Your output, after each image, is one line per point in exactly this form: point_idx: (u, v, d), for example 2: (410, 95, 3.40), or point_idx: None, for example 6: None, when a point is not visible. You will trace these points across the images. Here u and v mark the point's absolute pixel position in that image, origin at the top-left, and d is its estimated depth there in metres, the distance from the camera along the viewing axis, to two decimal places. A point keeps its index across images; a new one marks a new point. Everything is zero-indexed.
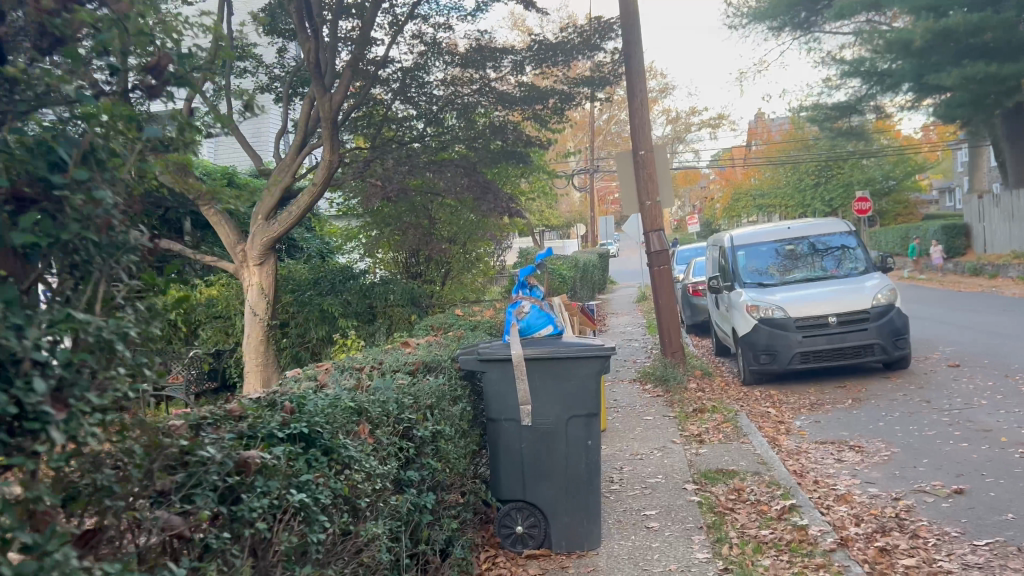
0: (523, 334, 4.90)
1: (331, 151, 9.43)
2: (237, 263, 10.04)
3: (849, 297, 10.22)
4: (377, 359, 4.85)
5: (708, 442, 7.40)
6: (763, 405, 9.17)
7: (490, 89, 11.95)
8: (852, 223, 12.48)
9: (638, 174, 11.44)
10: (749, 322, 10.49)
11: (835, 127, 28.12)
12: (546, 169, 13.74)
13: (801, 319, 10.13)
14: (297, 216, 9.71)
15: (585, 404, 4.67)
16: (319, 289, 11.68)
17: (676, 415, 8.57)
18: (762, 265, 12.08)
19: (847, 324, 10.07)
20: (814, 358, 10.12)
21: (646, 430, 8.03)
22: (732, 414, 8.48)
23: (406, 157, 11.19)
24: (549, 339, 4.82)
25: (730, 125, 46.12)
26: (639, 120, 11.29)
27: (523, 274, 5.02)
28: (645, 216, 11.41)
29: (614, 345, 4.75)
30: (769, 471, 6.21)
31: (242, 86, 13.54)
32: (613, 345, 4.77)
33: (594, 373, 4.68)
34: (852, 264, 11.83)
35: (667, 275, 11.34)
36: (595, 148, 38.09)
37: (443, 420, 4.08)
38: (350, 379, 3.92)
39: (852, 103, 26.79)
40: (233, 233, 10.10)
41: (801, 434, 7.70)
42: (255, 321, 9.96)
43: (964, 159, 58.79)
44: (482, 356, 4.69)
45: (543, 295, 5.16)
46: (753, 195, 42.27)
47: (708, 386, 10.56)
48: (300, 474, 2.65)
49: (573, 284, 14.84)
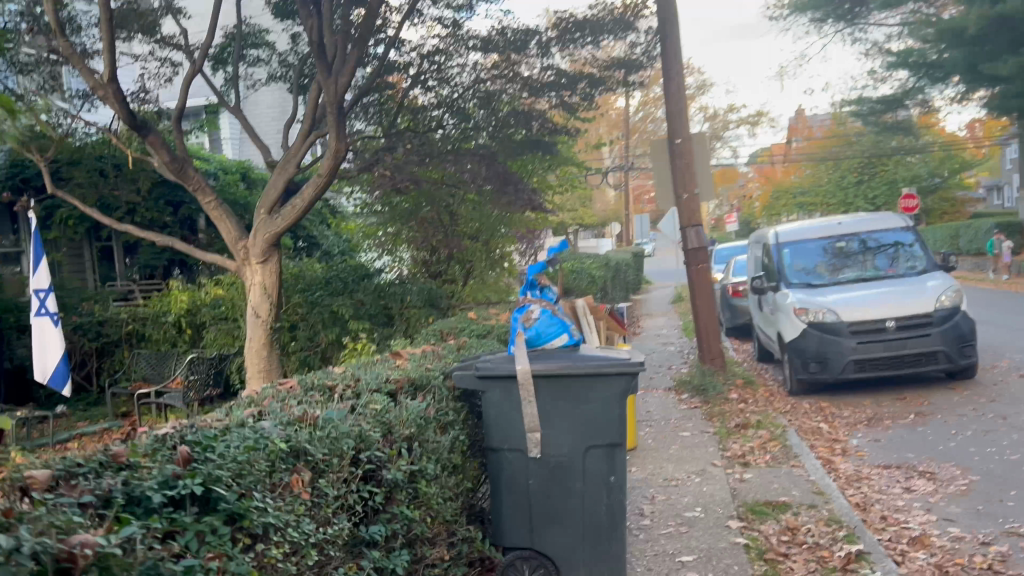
0: (531, 346, 4.04)
1: (338, 138, 8.62)
2: (238, 261, 9.33)
3: (908, 299, 9.22)
4: (357, 373, 4.04)
5: (754, 465, 6.50)
6: (814, 419, 8.23)
7: (515, 74, 11.11)
8: (910, 218, 11.43)
9: (674, 165, 10.53)
10: (797, 327, 9.56)
11: (880, 122, 26.82)
12: (575, 163, 12.86)
13: (854, 324, 9.16)
14: (301, 210, 8.94)
15: (606, 433, 3.82)
16: (330, 289, 10.94)
17: (717, 431, 7.66)
18: (809, 264, 11.10)
19: (907, 329, 9.08)
20: (869, 366, 9.13)
21: (683, 449, 7.13)
22: (780, 430, 7.57)
23: (422, 146, 10.38)
24: (563, 353, 3.96)
25: (770, 122, 44.80)
26: (675, 106, 10.38)
27: (532, 273, 4.14)
28: (682, 210, 10.50)
29: (642, 360, 3.89)
30: (827, 504, 5.31)
31: (256, 75, 12.89)
32: (642, 361, 3.90)
33: (618, 395, 3.82)
34: (909, 262, 10.79)
35: (706, 274, 10.42)
36: (629, 145, 37.16)
37: (423, 456, 3.27)
38: (306, 404, 3.14)
39: (900, 95, 25.45)
40: (235, 227, 9.38)
41: (860, 456, 6.76)
42: (258, 324, 9.24)
43: (1012, 156, 56.62)
44: (480, 371, 3.84)
45: (556, 297, 4.28)
46: (794, 193, 40.90)
47: (751, 397, 9.62)
48: (180, 561, 1.89)
49: (604, 284, 13.95)
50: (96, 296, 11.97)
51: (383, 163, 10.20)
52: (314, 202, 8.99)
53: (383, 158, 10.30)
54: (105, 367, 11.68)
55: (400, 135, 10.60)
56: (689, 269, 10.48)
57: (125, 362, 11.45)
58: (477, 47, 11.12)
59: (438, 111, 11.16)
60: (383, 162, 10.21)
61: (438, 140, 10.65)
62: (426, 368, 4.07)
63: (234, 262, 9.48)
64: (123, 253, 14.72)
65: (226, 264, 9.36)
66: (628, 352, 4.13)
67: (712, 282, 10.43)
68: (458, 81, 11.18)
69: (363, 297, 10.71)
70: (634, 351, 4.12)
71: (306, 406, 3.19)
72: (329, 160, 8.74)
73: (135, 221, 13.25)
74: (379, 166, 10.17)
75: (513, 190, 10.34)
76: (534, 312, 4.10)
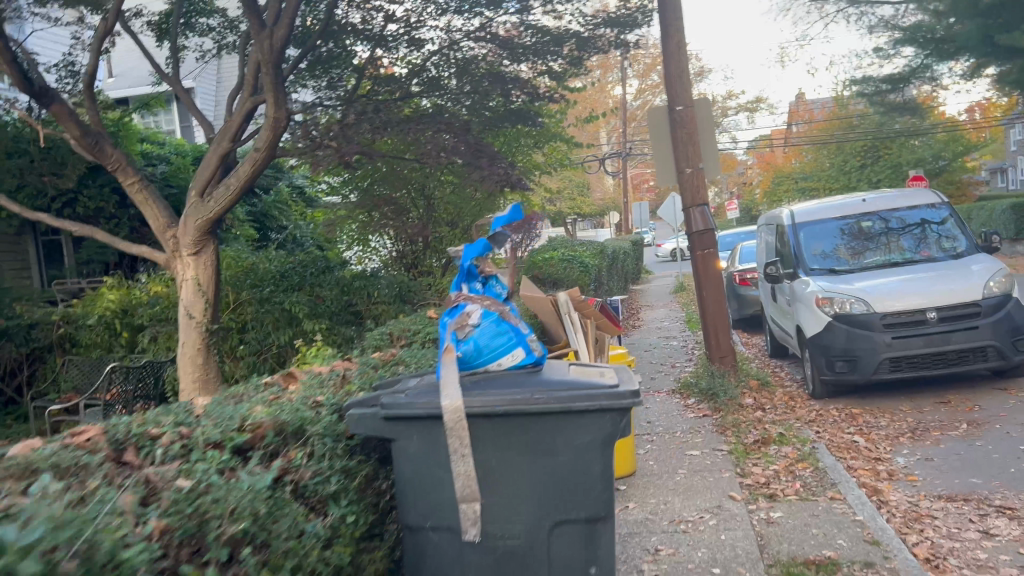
0: (467, 367, 2.65)
1: (276, 105, 7.31)
2: (168, 253, 7.96)
3: (950, 287, 7.89)
4: (210, 411, 2.71)
5: (782, 498, 5.17)
6: (847, 431, 6.91)
7: (492, 34, 9.94)
8: (943, 193, 10.06)
9: (675, 135, 9.17)
10: (821, 320, 8.22)
11: (885, 103, 25.00)
12: (563, 140, 11.45)
13: (888, 316, 7.82)
14: (237, 190, 7.59)
15: (580, 503, 2.48)
16: (284, 283, 9.54)
17: (732, 449, 6.35)
18: (828, 247, 9.75)
19: (951, 322, 7.75)
20: (906, 365, 7.79)
21: (692, 474, 5.83)
22: (807, 447, 6.29)
23: (371, 107, 8.97)
24: (515, 379, 2.59)
25: (770, 108, 43.33)
26: (675, 68, 9.03)
27: (470, 256, 2.77)
28: (684, 186, 9.15)
29: (635, 389, 2.53)
30: (889, 560, 3.99)
31: (205, 48, 11.55)
32: (635, 389, 2.55)
33: (597, 445, 2.49)
34: (939, 244, 9.45)
35: (714, 260, 9.05)
36: (625, 133, 35.79)
37: (263, 569, 1.99)
38: (54, 487, 1.84)
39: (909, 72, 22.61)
40: (163, 212, 8.03)
41: (912, 483, 5.45)
42: (191, 326, 7.89)
43: (1017, 139, 54.77)
44: (387, 411, 2.50)
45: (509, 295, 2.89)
46: (795, 179, 39.27)
47: (768, 402, 8.30)
48: None
49: (599, 274, 12.63)
50: (26, 297, 10.64)
51: (329, 130, 8.84)
52: (251, 181, 7.66)
53: (326, 125, 8.97)
54: (34, 378, 10.27)
55: (353, 101, 9.24)
56: (694, 255, 9.15)
57: (57, 371, 10.03)
58: (448, 7, 9.79)
59: (408, 81, 9.85)
60: (328, 129, 8.84)
61: (391, 103, 9.26)
62: (314, 403, 2.75)
63: (164, 255, 8.13)
64: (69, 248, 13.33)
65: (154, 256, 8.02)
66: (619, 371, 2.81)
67: (721, 270, 9.09)
68: (427, 45, 9.93)
69: (321, 292, 9.43)
70: (628, 373, 2.79)
71: (60, 496, 1.89)
72: (267, 132, 7.42)
73: (76, 212, 11.92)
74: (323, 135, 8.80)
75: (488, 164, 8.83)
76: (476, 310, 2.72)
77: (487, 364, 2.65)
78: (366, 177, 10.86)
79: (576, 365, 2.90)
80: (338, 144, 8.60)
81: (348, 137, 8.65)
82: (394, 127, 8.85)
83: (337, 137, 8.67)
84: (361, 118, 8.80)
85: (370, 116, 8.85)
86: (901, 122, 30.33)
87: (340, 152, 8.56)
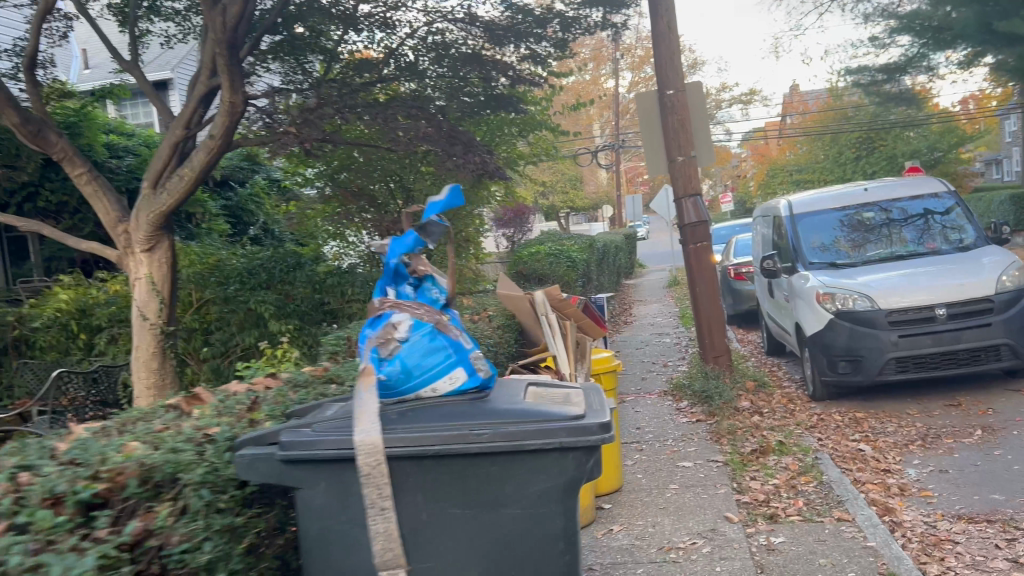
0: (394, 387, 2.47)
1: (232, 88, 6.75)
2: (119, 249, 7.41)
3: (960, 281, 7.37)
4: (69, 448, 2.37)
5: (784, 519, 4.65)
6: (852, 438, 6.40)
7: (472, 17, 9.43)
8: (948, 181, 9.55)
9: (666, 121, 8.60)
10: (822, 317, 7.67)
11: (879, 93, 24.08)
12: (548, 129, 10.89)
13: (895, 313, 7.28)
14: (191, 181, 7.02)
15: (531, 550, 2.38)
16: (252, 281, 8.91)
17: (729, 460, 5.83)
18: (827, 239, 9.22)
19: (962, 319, 7.23)
20: (914, 366, 7.28)
21: (684, 489, 5.31)
22: (810, 457, 5.77)
23: (338, 90, 8.35)
24: (444, 412, 2.42)
25: (764, 100, 42.65)
26: (666, 49, 8.46)
27: (389, 260, 2.62)
28: (676, 175, 8.60)
29: (582, 414, 2.41)
30: None
31: (170, 33, 10.96)
32: (582, 414, 2.42)
33: (546, 485, 2.37)
34: (944, 235, 8.92)
35: (709, 254, 8.51)
36: (617, 125, 35.15)
37: None
38: None
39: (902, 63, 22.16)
40: (114, 206, 7.46)
41: (927, 499, 4.93)
42: (145, 327, 7.33)
43: (1014, 129, 53.86)
44: (286, 452, 2.32)
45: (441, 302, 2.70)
46: (789, 171, 38.57)
47: (766, 404, 7.80)
48: None
49: (587, 269, 12.12)
50: None
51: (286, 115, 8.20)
52: (207, 171, 7.09)
53: (285, 109, 8.31)
54: None
55: (319, 85, 8.61)
56: (687, 249, 8.59)
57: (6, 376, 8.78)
58: None
59: (385, 65, 9.33)
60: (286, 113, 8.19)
61: (361, 87, 8.68)
62: (204, 438, 2.48)
63: (116, 252, 7.57)
64: (33, 244, 12.72)
65: (105, 253, 7.46)
66: (585, 393, 2.65)
67: (714, 265, 8.55)
68: (404, 27, 9.43)
69: (289, 290, 8.88)
70: (601, 395, 2.62)
71: None
72: (223, 118, 6.86)
73: (37, 207, 11.37)
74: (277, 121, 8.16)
75: (463, 152, 8.27)
76: (406, 320, 2.52)
77: (423, 388, 2.47)
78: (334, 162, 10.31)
79: (536, 386, 2.75)
80: (296, 128, 7.95)
81: (310, 121, 8.03)
82: (359, 109, 8.25)
83: (296, 121, 8.04)
84: (325, 102, 8.19)
85: (336, 101, 8.24)
86: (897, 113, 29.74)
87: (300, 137, 7.90)
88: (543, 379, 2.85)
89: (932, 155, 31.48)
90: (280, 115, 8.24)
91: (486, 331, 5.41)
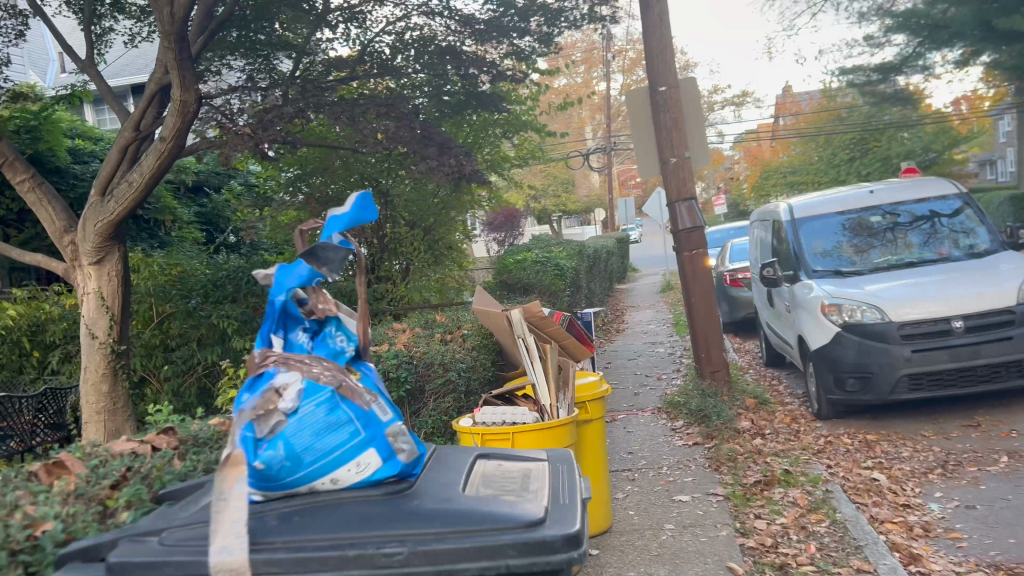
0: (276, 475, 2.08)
1: (182, 85, 6.16)
2: (66, 261, 6.81)
3: (978, 291, 6.81)
4: None
5: (794, 570, 4.10)
6: (864, 465, 5.84)
7: (452, 11, 8.88)
8: (958, 181, 8.99)
9: (657, 120, 8.05)
10: (828, 330, 7.12)
11: (872, 94, 23.30)
12: (533, 129, 10.32)
13: (907, 325, 6.73)
14: (140, 188, 6.40)
15: None
16: (217, 292, 8.30)
17: (731, 493, 5.25)
18: (829, 244, 8.67)
19: (980, 332, 6.67)
20: (928, 383, 6.72)
21: (681, 529, 4.75)
22: (822, 490, 5.20)
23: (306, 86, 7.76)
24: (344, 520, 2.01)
25: (757, 102, 42.06)
26: (658, 41, 7.90)
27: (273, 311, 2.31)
28: (668, 178, 8.04)
29: (535, 516, 2.06)
30: None
31: (133, 30, 10.35)
32: (536, 515, 2.06)
33: None
34: (953, 239, 8.37)
35: (705, 262, 7.95)
36: (610, 128, 34.54)
37: None
38: None
39: (900, 62, 20.80)
40: (60, 214, 6.90)
41: (955, 543, 4.37)
42: (93, 346, 6.73)
43: (1008, 130, 53.26)
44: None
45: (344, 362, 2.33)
46: (783, 173, 37.98)
47: (767, 424, 7.25)
48: None
49: (577, 276, 11.56)
50: None
51: (245, 113, 7.47)
52: (158, 177, 6.47)
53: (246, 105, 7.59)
54: None
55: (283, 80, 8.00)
56: (681, 256, 8.05)
57: None
58: None
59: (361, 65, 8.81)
60: (245, 110, 7.50)
61: (331, 84, 8.09)
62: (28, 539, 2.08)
63: (63, 264, 6.98)
64: None
65: (50, 266, 6.87)
66: (553, 485, 2.32)
67: (711, 273, 7.98)
68: (381, 26, 8.90)
69: (256, 302, 8.29)
70: (571, 488, 2.29)
71: None
72: (174, 118, 6.26)
73: None
74: (233, 118, 7.41)
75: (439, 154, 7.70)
76: (297, 382, 2.12)
77: (314, 479, 2.10)
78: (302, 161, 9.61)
79: (490, 467, 2.41)
80: (251, 129, 7.27)
81: (268, 122, 7.29)
82: (324, 104, 7.51)
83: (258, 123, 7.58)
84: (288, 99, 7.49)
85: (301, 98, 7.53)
86: (893, 114, 29.14)
87: (255, 138, 7.16)
88: (502, 455, 2.52)
89: (927, 156, 30.42)
90: (239, 113, 7.46)
91: (458, 352, 4.82)
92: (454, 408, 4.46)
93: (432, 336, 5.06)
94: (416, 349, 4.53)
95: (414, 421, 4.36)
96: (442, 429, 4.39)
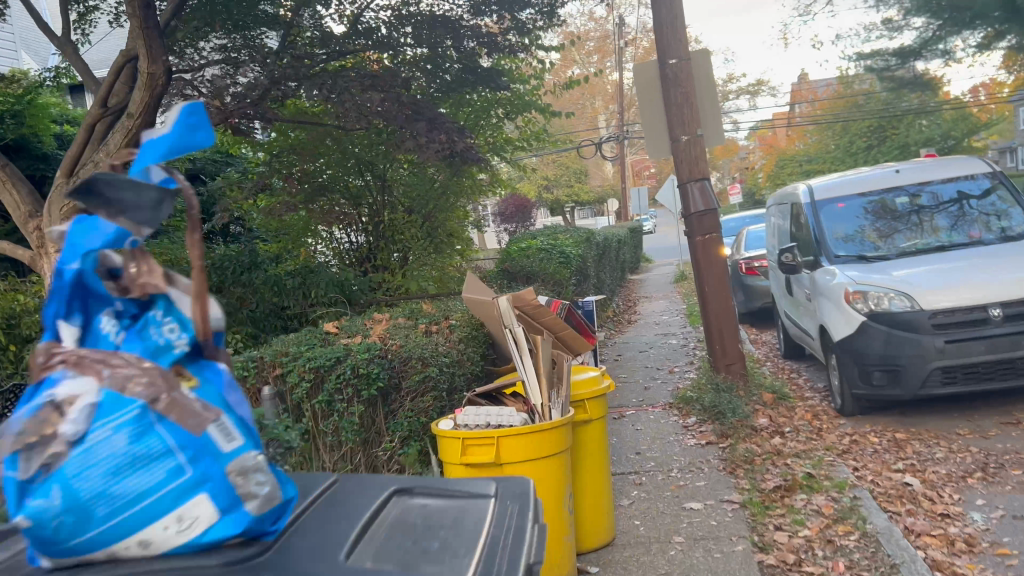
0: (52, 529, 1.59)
1: (151, 57, 5.69)
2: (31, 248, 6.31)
3: (1016, 276, 6.24)
4: None
5: None
6: (895, 466, 5.32)
7: None
8: (989, 160, 8.38)
9: (667, 96, 7.50)
10: (852, 320, 6.57)
11: (891, 81, 22.57)
12: (538, 109, 9.75)
13: (939, 315, 6.17)
14: (109, 169, 5.87)
15: None
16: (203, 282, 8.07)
17: (748, 500, 4.74)
18: (852, 228, 8.09)
19: (1019, 321, 6.10)
20: (962, 377, 6.18)
21: (691, 543, 4.24)
22: (850, 496, 4.68)
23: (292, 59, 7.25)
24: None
25: (772, 90, 41.25)
26: (667, 9, 7.34)
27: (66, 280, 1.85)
28: (679, 158, 7.50)
29: None
30: None
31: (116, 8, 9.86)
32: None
33: None
34: (984, 222, 7.79)
35: (718, 247, 7.41)
36: (622, 116, 33.87)
37: None
38: None
39: (918, 46, 19.31)
40: (26, 199, 6.46)
41: (1004, 560, 3.85)
42: None
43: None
44: None
45: (161, 361, 1.82)
46: (799, 162, 37.22)
47: (787, 422, 6.72)
48: None
49: (585, 265, 11.04)
50: None
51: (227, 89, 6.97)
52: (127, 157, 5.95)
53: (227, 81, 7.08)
54: None
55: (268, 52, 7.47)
56: (692, 241, 7.51)
57: None
58: None
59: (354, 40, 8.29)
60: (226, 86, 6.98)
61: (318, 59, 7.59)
62: None
63: (29, 252, 6.50)
64: None
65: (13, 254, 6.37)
66: (491, 542, 1.94)
67: (725, 258, 7.45)
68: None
69: (242, 294, 8.10)
70: (513, 551, 1.92)
71: None
72: (141, 92, 5.74)
73: None
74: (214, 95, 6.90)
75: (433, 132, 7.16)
76: (90, 394, 1.63)
77: (110, 542, 1.62)
78: (294, 144, 9.11)
79: (410, 517, 2.04)
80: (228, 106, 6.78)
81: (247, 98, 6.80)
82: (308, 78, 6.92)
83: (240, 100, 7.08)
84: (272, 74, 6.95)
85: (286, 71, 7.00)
86: (910, 101, 28.10)
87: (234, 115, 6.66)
88: (434, 492, 2.15)
89: (946, 144, 29.53)
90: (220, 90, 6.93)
91: (445, 344, 4.31)
92: (435, 408, 3.90)
93: (416, 325, 4.54)
94: (393, 339, 4.01)
95: (388, 423, 3.83)
96: (422, 432, 3.88)
